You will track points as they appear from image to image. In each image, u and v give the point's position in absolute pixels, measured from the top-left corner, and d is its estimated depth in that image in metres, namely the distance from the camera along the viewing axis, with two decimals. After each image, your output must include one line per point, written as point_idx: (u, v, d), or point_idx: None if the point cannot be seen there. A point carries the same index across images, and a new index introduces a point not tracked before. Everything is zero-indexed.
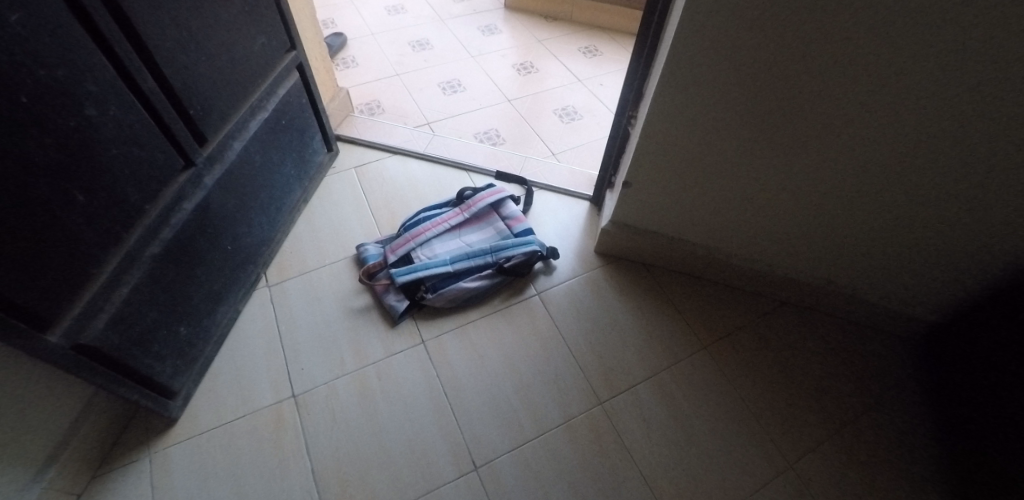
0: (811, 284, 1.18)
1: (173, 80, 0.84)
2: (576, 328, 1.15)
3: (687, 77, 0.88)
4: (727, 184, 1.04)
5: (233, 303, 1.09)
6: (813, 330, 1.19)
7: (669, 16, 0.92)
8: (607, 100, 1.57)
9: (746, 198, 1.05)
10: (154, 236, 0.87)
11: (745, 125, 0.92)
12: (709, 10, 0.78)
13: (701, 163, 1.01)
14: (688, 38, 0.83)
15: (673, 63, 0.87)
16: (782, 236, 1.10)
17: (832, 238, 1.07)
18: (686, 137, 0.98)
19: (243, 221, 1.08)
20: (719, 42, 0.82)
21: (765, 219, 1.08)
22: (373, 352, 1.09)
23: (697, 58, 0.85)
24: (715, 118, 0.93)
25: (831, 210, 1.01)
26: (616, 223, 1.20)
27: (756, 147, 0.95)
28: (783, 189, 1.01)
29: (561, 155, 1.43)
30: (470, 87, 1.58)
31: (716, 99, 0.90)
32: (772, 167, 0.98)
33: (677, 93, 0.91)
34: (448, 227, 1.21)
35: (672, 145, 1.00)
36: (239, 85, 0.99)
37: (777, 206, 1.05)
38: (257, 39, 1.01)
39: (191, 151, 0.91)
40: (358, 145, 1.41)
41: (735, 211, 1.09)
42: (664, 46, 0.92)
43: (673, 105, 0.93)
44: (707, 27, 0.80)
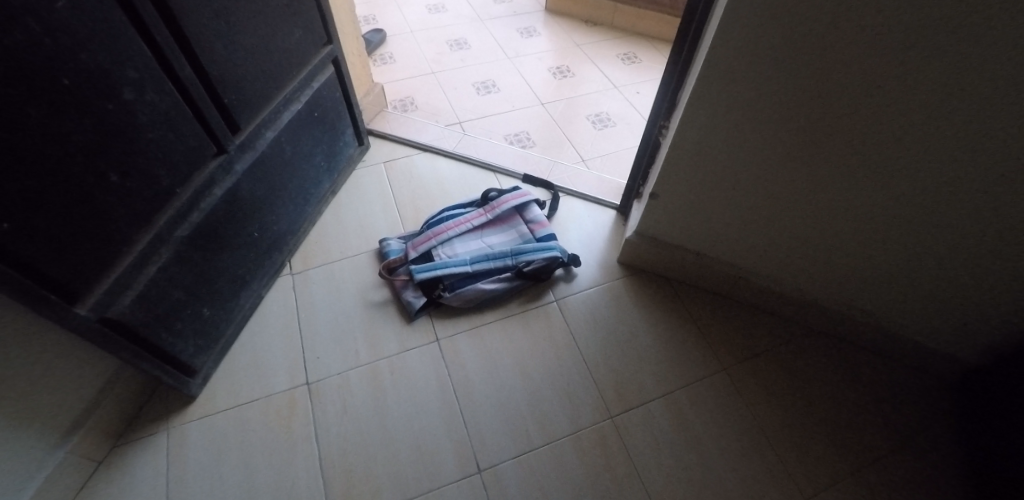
0: (842, 312, 1.13)
1: (210, 69, 0.87)
2: (592, 339, 1.13)
3: (720, 90, 0.85)
4: (758, 202, 1.00)
5: (257, 288, 1.12)
6: (840, 360, 1.14)
7: (707, 25, 0.89)
8: (643, 108, 1.54)
9: (778, 218, 1.01)
10: (183, 219, 0.90)
11: (780, 141, 0.88)
12: (746, 20, 0.75)
13: (732, 178, 0.98)
14: (724, 48, 0.80)
15: (705, 74, 0.84)
16: (815, 260, 1.06)
17: (868, 266, 1.02)
18: (715, 151, 0.95)
19: (271, 208, 1.11)
20: (756, 53, 0.79)
21: (798, 241, 1.04)
22: (387, 346, 1.09)
23: (732, 69, 0.82)
24: (747, 133, 0.90)
25: (869, 236, 0.96)
26: (641, 235, 1.17)
27: (791, 167, 0.92)
28: (817, 212, 0.97)
29: (590, 161, 1.41)
30: (504, 88, 1.58)
31: (749, 113, 0.87)
32: (807, 187, 0.93)
33: (709, 105, 0.88)
34: (470, 227, 1.20)
35: (702, 158, 0.97)
36: (274, 76, 1.02)
37: (810, 229, 1.00)
38: (295, 32, 1.04)
39: (224, 138, 0.94)
40: (389, 140, 1.42)
41: (766, 232, 1.05)
42: (701, 56, 0.89)
43: (705, 117, 0.90)
44: (744, 38, 0.77)
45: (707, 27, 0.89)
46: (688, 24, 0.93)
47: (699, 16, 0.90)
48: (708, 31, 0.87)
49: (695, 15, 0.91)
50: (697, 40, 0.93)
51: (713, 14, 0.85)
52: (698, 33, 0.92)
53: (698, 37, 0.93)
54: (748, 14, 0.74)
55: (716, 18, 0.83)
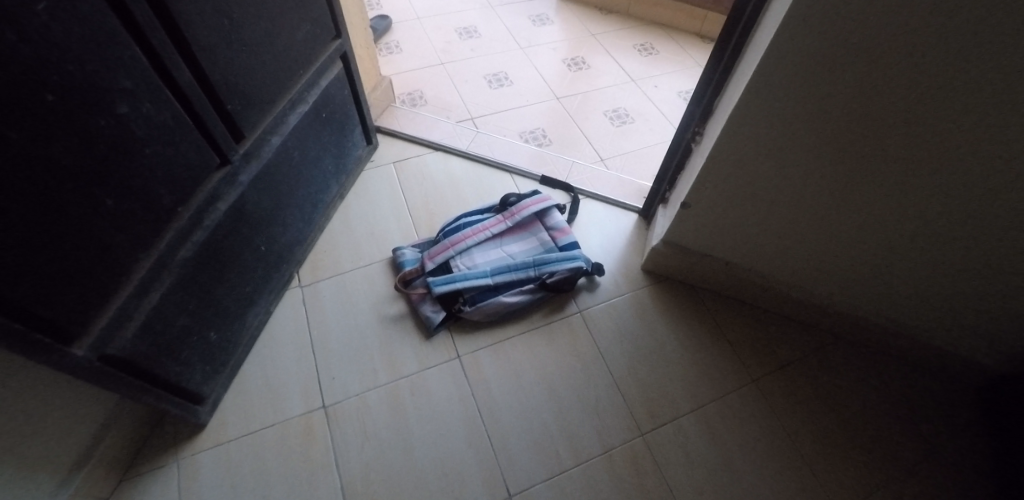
0: (873, 322, 1.08)
1: (212, 73, 0.78)
2: (617, 351, 1.08)
3: (771, 101, 0.79)
4: (799, 215, 0.95)
5: (265, 305, 1.06)
6: (874, 368, 1.09)
7: (756, 28, 0.83)
8: (661, 103, 1.50)
9: (818, 231, 0.97)
10: (185, 239, 0.82)
11: (830, 156, 0.83)
12: (809, 28, 0.69)
13: (772, 192, 0.93)
14: (780, 58, 0.73)
15: (757, 85, 0.78)
16: (854, 273, 1.01)
17: (910, 281, 0.97)
18: (758, 163, 0.89)
19: (278, 220, 1.04)
20: (816, 64, 0.72)
21: (838, 254, 0.99)
22: (407, 364, 1.04)
23: (787, 80, 0.75)
24: (796, 146, 0.84)
25: (916, 253, 0.92)
26: (668, 243, 1.12)
27: (839, 182, 0.86)
28: (862, 228, 0.92)
29: (609, 160, 1.36)
30: (517, 81, 1.50)
31: (799, 126, 0.81)
32: (856, 201, 0.88)
33: (757, 116, 0.82)
34: (489, 235, 1.13)
35: (742, 169, 0.92)
36: (280, 77, 0.93)
37: (852, 243, 0.96)
38: (301, 27, 0.94)
39: (228, 149, 0.86)
40: (398, 138, 1.34)
41: (804, 245, 1.00)
42: (747, 62, 0.83)
43: (750, 129, 0.84)
44: (804, 47, 0.71)
45: (755, 30, 0.83)
46: (733, 26, 0.87)
47: (746, 18, 0.83)
48: (757, 36, 0.81)
49: (742, 16, 0.84)
50: (741, 43, 0.87)
51: (765, 18, 0.79)
52: (743, 36, 0.86)
53: (744, 39, 0.86)
54: (814, 22, 0.68)
55: (769, 22, 0.76)
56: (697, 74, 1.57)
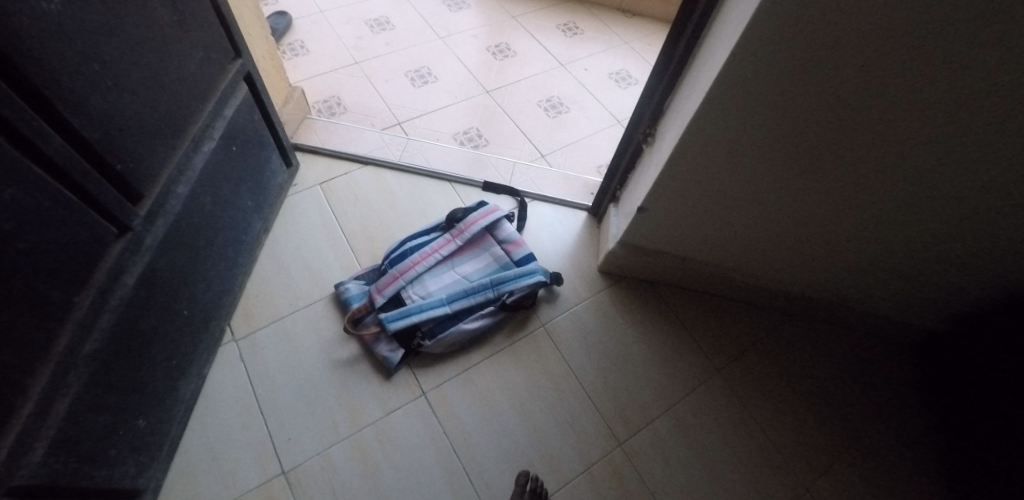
0: (819, 298, 1.13)
1: (90, 133, 0.64)
2: (586, 362, 1.06)
3: (724, 111, 0.77)
4: (749, 212, 0.96)
5: (196, 369, 0.94)
6: (822, 340, 1.16)
7: (709, 30, 0.80)
8: (594, 88, 1.45)
9: (767, 226, 0.98)
10: (88, 331, 0.70)
11: (781, 157, 0.83)
12: (769, 40, 0.65)
13: (725, 193, 0.92)
14: (734, 70, 0.71)
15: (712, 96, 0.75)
16: (798, 258, 1.04)
17: (851, 261, 1.01)
18: (711, 167, 0.88)
19: (199, 274, 0.91)
20: (775, 73, 0.70)
21: (786, 244, 1.01)
22: (369, 410, 0.97)
23: (745, 88, 0.73)
24: (748, 151, 0.83)
25: (855, 239, 0.96)
26: (624, 244, 1.10)
27: (788, 182, 0.87)
28: (807, 220, 0.94)
29: (551, 156, 1.31)
30: (442, 76, 1.39)
31: (753, 131, 0.79)
32: (804, 195, 0.89)
33: (711, 125, 0.80)
34: (438, 258, 1.06)
35: (697, 172, 0.90)
36: (175, 117, 0.78)
37: (798, 234, 0.98)
38: (193, 53, 0.79)
39: (125, 215, 0.72)
40: (321, 155, 1.21)
41: (754, 238, 1.02)
42: (702, 66, 0.80)
43: (707, 135, 0.82)
44: (763, 58, 0.68)
45: (709, 31, 0.80)
46: (684, 26, 0.83)
47: (698, 19, 0.80)
48: (712, 39, 0.78)
49: (691, 18, 0.81)
50: (692, 43, 0.84)
51: (716, 22, 0.77)
52: (694, 37, 0.83)
53: (694, 40, 0.83)
54: (774, 35, 0.65)
55: (726, 28, 0.73)
56: (625, 54, 1.54)
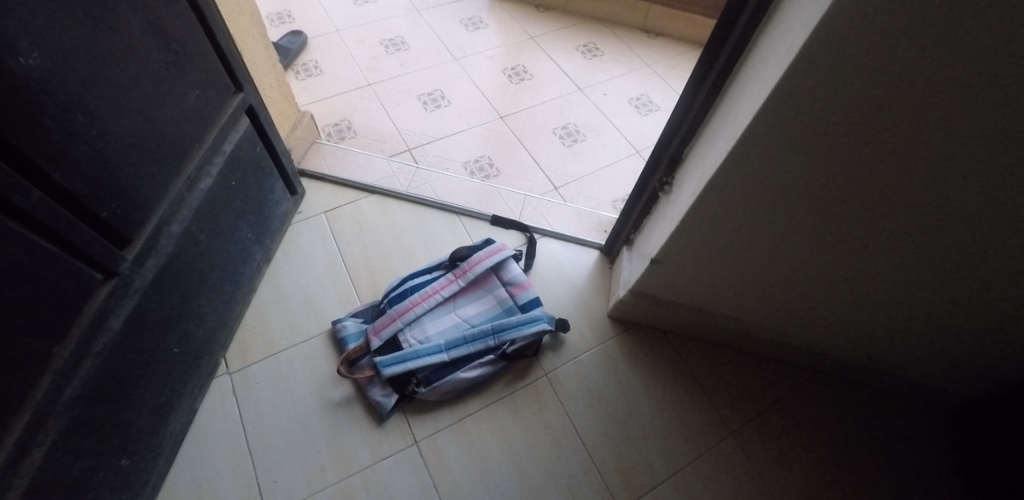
0: (848, 360, 1.04)
1: (71, 182, 0.61)
2: (589, 416, 1.01)
3: (749, 174, 0.70)
4: (774, 274, 0.88)
5: (188, 404, 0.90)
6: (850, 403, 1.07)
7: (733, 82, 0.72)
8: (613, 114, 1.37)
9: (791, 288, 0.90)
10: (70, 377, 0.65)
11: (812, 222, 0.74)
12: (804, 102, 0.57)
13: (749, 252, 0.85)
14: (762, 135, 0.63)
15: (734, 159, 0.68)
16: (823, 322, 0.96)
17: (884, 329, 0.93)
18: (732, 227, 0.80)
19: (193, 309, 0.87)
20: (817, 137, 0.61)
21: (815, 306, 0.92)
22: (359, 457, 0.92)
23: (781, 149, 0.64)
24: (776, 213, 0.75)
25: (888, 309, 0.87)
26: (636, 293, 1.03)
27: (819, 248, 0.79)
28: (835, 289, 0.86)
29: (564, 189, 1.25)
30: (455, 100, 1.34)
31: (786, 193, 0.70)
32: (833, 261, 0.80)
33: (736, 186, 0.72)
34: (439, 300, 1.02)
35: (721, 227, 0.81)
36: (168, 157, 0.76)
37: (826, 300, 0.90)
38: (188, 92, 0.77)
39: (112, 261, 0.68)
40: (327, 182, 1.18)
41: (776, 298, 0.94)
42: (723, 121, 0.73)
43: (730, 194, 0.74)
44: (798, 120, 0.60)
45: (734, 82, 0.72)
46: (706, 73, 0.76)
47: (721, 70, 0.73)
48: (736, 92, 0.70)
49: (714, 68, 0.74)
50: (714, 93, 0.77)
51: (741, 76, 0.70)
52: (716, 86, 0.76)
53: (716, 90, 0.76)
54: (812, 98, 0.56)
55: (751, 83, 0.65)
56: (648, 77, 1.46)
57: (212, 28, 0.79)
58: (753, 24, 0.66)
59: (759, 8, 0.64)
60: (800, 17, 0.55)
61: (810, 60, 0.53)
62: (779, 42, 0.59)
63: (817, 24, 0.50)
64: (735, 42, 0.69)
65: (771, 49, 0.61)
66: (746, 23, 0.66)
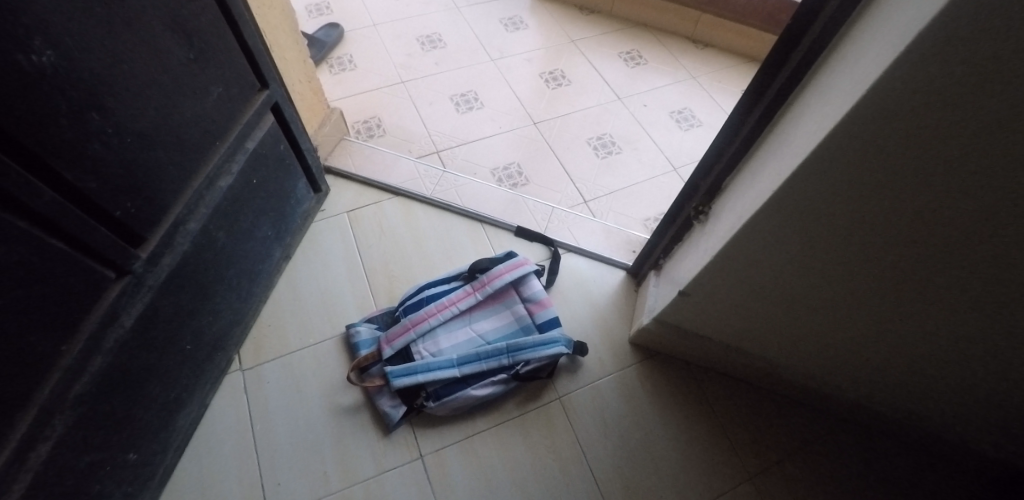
0: (886, 415, 0.96)
1: (85, 182, 0.61)
2: (601, 446, 0.96)
3: (792, 218, 0.64)
4: (812, 320, 0.81)
5: (199, 399, 0.90)
6: (881, 462, 0.99)
7: (786, 113, 0.66)
8: (652, 127, 1.32)
9: (827, 337, 0.83)
10: (80, 373, 0.65)
11: (857, 277, 0.68)
12: (861, 151, 0.51)
13: (788, 296, 0.78)
14: (812, 180, 0.57)
15: (779, 200, 0.62)
16: (860, 375, 0.89)
17: (929, 394, 0.84)
18: (772, 268, 0.74)
19: (208, 307, 0.86)
20: (876, 190, 0.54)
21: (854, 358, 0.85)
22: (364, 467, 0.90)
23: (831, 197, 0.58)
24: (821, 263, 0.68)
25: (935, 374, 0.79)
26: (660, 321, 0.98)
27: (865, 302, 0.72)
28: (876, 344, 0.79)
29: (594, 203, 1.20)
30: (488, 103, 1.31)
31: (832, 242, 0.64)
32: (881, 318, 0.73)
33: (778, 227, 0.67)
34: (455, 312, 0.99)
35: (759, 268, 0.75)
36: (187, 155, 0.75)
37: (868, 353, 0.82)
38: (211, 89, 0.76)
39: (125, 259, 0.67)
40: (353, 181, 1.17)
41: (810, 344, 0.87)
42: (771, 156, 0.67)
43: (772, 235, 0.68)
44: (853, 169, 0.54)
45: (785, 116, 0.66)
46: (755, 103, 0.70)
47: (772, 99, 0.67)
48: (787, 128, 0.64)
49: (766, 96, 0.68)
50: (762, 124, 0.71)
51: (795, 109, 0.64)
52: (765, 117, 0.70)
53: (764, 122, 0.70)
54: (870, 147, 0.50)
55: (804, 121, 0.60)
56: (692, 90, 1.39)
57: (239, 25, 0.77)
58: (811, 55, 0.60)
59: (819, 40, 0.58)
60: (865, 57, 0.49)
61: (874, 106, 0.47)
62: (840, 81, 0.53)
63: (885, 69, 0.44)
64: (790, 73, 0.63)
65: (830, 87, 0.55)
66: (803, 54, 0.61)
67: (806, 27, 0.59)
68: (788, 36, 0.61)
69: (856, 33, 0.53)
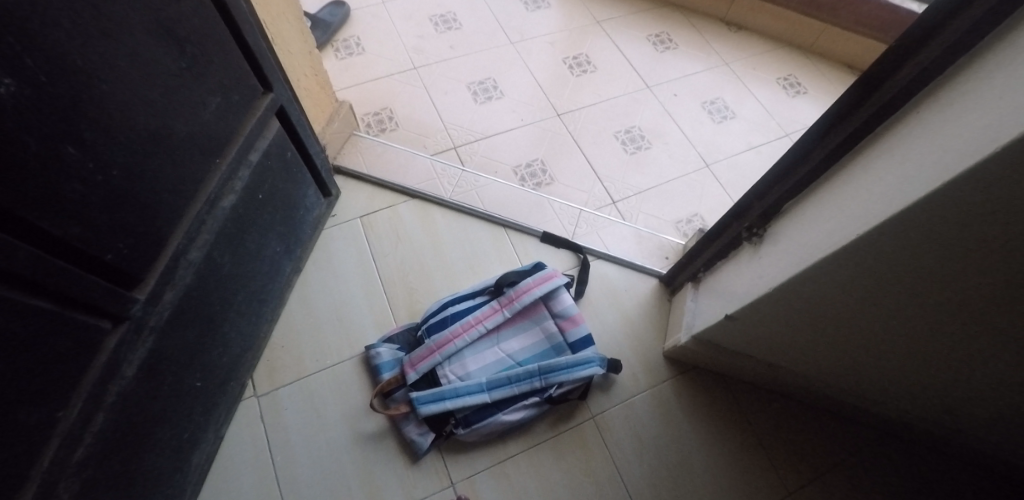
0: (949, 441, 0.85)
1: (70, 226, 0.52)
2: (638, 468, 0.90)
3: (875, 270, 0.54)
4: (878, 364, 0.70)
5: (213, 432, 0.84)
6: (947, 484, 0.90)
7: (869, 146, 0.56)
8: (681, 118, 1.24)
9: (887, 379, 0.73)
10: (80, 436, 0.59)
11: (947, 337, 0.57)
12: (971, 220, 0.43)
13: (850, 339, 0.67)
14: (904, 241, 0.49)
15: (860, 252, 0.53)
16: (922, 410, 0.78)
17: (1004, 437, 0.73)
18: (830, 318, 0.65)
19: (216, 336, 0.79)
20: (986, 265, 0.45)
21: (908, 398, 0.76)
22: (393, 498, 0.85)
23: (923, 261, 0.49)
24: (900, 316, 0.58)
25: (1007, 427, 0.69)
26: (697, 339, 0.90)
27: (944, 358, 0.61)
28: (944, 392, 0.69)
29: (623, 203, 1.13)
30: (508, 92, 1.23)
31: (918, 302, 0.54)
32: (959, 377, 0.63)
33: (853, 278, 0.57)
34: (482, 331, 0.92)
35: (821, 313, 0.65)
36: (186, 180, 0.66)
37: (935, 399, 0.72)
38: (209, 100, 0.66)
39: (121, 305, 0.60)
40: (366, 182, 1.08)
41: (865, 381, 0.77)
42: (846, 195, 0.57)
43: (843, 288, 0.59)
44: (961, 237, 0.45)
45: (868, 149, 0.56)
46: (829, 130, 0.60)
47: (854, 128, 0.57)
48: (870, 166, 0.54)
49: (846, 123, 0.58)
50: (836, 155, 0.60)
51: (883, 147, 0.53)
52: (840, 148, 0.59)
53: (837, 154, 0.60)
54: (982, 219, 0.42)
55: (891, 165, 0.50)
56: (724, 77, 1.32)
57: (238, 22, 0.66)
58: (910, 90, 0.50)
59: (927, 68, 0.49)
60: (992, 111, 0.39)
61: (1004, 176, 0.38)
62: (950, 134, 0.43)
63: None
64: (878, 106, 0.53)
65: (936, 133, 0.45)
66: (899, 87, 0.50)
67: (909, 56, 0.48)
68: (883, 63, 0.51)
69: (981, 71, 0.42)
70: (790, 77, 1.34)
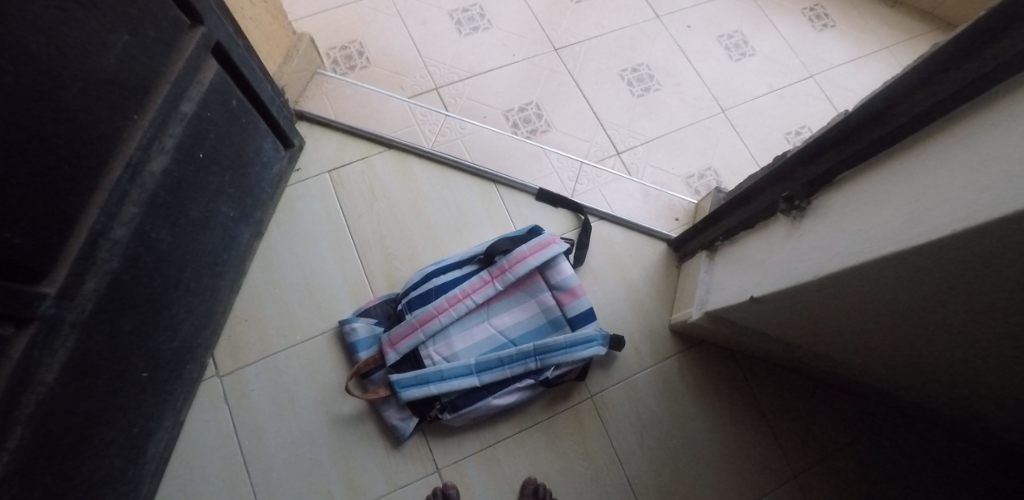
0: (970, 427, 0.79)
1: None
2: (638, 451, 0.84)
3: (944, 283, 0.44)
4: (920, 360, 0.61)
5: (172, 418, 0.76)
6: (959, 467, 0.85)
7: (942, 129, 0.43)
8: (695, 54, 1.09)
9: (922, 373, 0.65)
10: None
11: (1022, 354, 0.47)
12: None
13: (894, 335, 0.58)
14: (987, 260, 0.38)
15: (934, 259, 0.42)
16: (949, 400, 0.71)
17: None
18: (878, 313, 0.55)
19: (161, 321, 0.68)
20: None
21: (937, 390, 0.69)
22: (374, 485, 0.79)
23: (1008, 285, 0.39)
24: (967, 327, 0.48)
25: None
26: (709, 316, 0.81)
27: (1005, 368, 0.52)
28: (988, 393, 0.61)
29: (628, 155, 0.99)
30: (497, 21, 1.06)
31: (999, 317, 0.44)
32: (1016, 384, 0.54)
33: (915, 284, 0.46)
34: (471, 306, 0.82)
35: (867, 307, 0.56)
36: (94, 144, 0.52)
37: (973, 396, 0.65)
38: (111, 39, 0.51)
39: (24, 306, 0.49)
40: (333, 129, 0.94)
41: (895, 371, 0.69)
42: (916, 179, 0.45)
43: (899, 288, 0.49)
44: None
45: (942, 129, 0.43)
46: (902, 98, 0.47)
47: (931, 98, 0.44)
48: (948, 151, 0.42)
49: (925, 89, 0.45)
50: (912, 125, 0.47)
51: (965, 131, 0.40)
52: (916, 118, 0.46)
53: (913, 125, 0.47)
54: None
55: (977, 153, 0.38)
56: (744, 5, 1.15)
57: None
58: None
59: None
60: None
61: None
62: None
63: None
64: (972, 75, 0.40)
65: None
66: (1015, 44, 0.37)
67: None
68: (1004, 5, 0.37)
69: None
70: (816, 7, 1.17)
